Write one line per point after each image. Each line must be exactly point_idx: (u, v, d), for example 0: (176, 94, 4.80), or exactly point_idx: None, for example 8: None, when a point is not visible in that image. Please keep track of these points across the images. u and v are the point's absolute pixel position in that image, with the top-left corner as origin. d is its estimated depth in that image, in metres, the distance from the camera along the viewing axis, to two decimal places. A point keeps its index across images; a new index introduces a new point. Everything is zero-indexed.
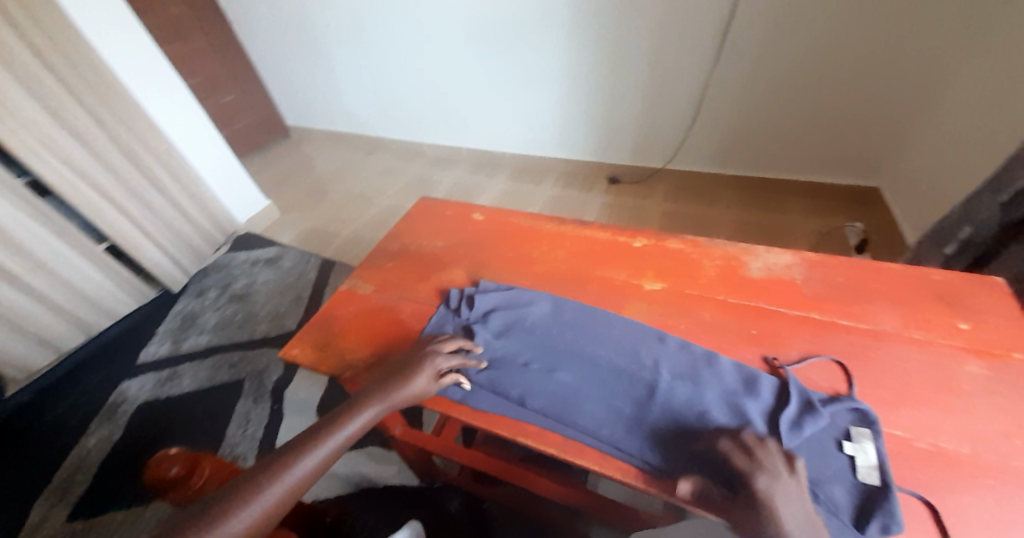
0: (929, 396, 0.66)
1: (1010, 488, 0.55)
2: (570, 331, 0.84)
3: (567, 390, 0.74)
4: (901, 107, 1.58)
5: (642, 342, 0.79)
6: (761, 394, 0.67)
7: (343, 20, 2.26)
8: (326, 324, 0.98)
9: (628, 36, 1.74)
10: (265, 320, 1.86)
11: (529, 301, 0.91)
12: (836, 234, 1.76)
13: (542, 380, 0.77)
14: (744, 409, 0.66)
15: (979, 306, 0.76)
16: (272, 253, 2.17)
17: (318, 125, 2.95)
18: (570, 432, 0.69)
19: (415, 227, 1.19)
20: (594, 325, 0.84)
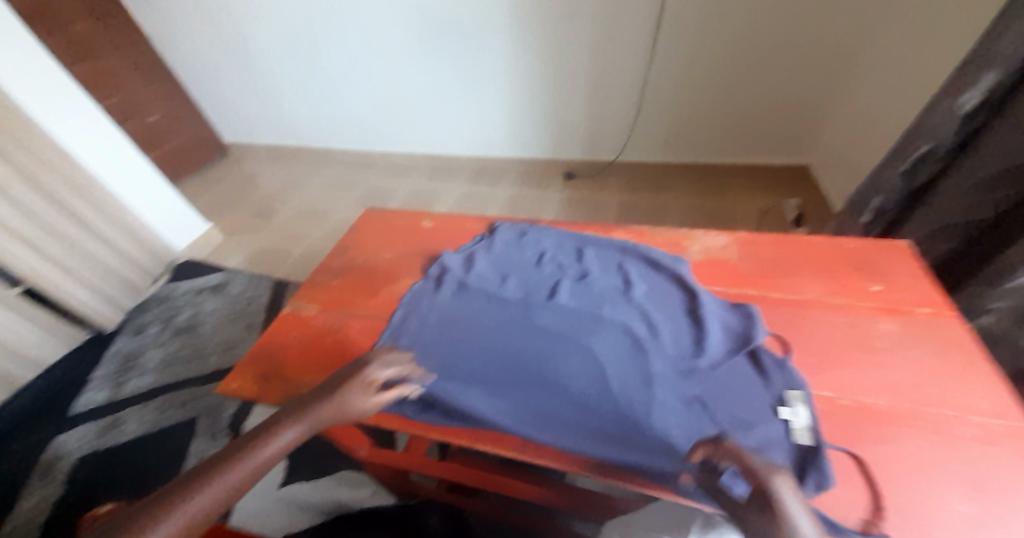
0: (850, 354, 0.55)
1: (927, 435, 0.47)
2: (532, 323, 0.67)
3: (508, 384, 0.59)
4: (825, 82, 1.62)
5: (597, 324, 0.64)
6: (709, 349, 0.58)
7: (271, 29, 2.14)
8: (272, 352, 0.71)
9: (568, 31, 1.71)
10: (215, 352, 1.69)
11: (502, 286, 0.73)
12: (775, 212, 1.79)
13: (489, 375, 0.61)
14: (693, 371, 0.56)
15: (887, 265, 0.65)
16: (217, 280, 1.99)
17: (258, 140, 2.77)
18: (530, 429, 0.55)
19: (377, 225, 0.94)
20: (553, 314, 0.67)
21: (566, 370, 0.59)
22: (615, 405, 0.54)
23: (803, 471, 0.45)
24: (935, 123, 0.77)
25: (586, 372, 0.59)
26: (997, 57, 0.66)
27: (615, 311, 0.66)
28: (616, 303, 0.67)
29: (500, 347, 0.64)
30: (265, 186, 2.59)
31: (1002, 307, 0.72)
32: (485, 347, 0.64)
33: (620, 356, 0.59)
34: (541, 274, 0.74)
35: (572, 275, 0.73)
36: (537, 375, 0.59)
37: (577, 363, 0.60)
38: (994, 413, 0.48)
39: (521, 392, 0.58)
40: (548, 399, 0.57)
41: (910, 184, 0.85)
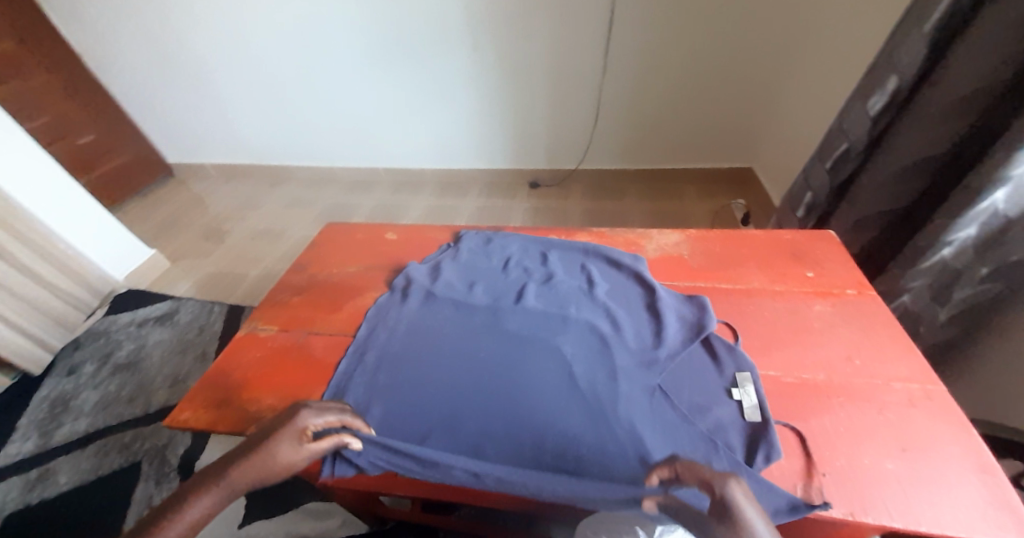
0: (790, 336, 0.60)
1: (857, 405, 0.51)
2: (499, 327, 0.67)
3: (480, 388, 0.59)
4: (759, 89, 1.77)
5: (562, 325, 0.66)
6: (668, 339, 0.61)
7: (219, 46, 2.08)
8: (225, 378, 0.67)
9: (522, 43, 1.78)
10: (164, 387, 1.58)
11: (469, 292, 0.74)
12: (726, 212, 1.90)
13: (460, 381, 0.60)
14: (655, 361, 0.59)
15: (819, 253, 0.71)
16: (164, 309, 1.87)
17: (206, 160, 2.65)
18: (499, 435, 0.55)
19: (337, 240, 0.92)
20: (519, 318, 0.68)
21: (537, 369, 0.60)
22: (585, 399, 0.55)
23: (754, 445, 0.49)
24: (851, 125, 0.86)
25: (557, 370, 0.59)
26: (898, 65, 0.75)
27: (580, 311, 0.67)
28: (581, 302, 0.69)
29: (470, 352, 0.64)
30: (214, 208, 2.47)
31: (919, 287, 0.80)
32: (455, 353, 0.64)
33: (588, 353, 0.61)
34: (507, 279, 0.75)
35: (537, 278, 0.75)
36: (509, 376, 0.60)
37: (547, 362, 0.61)
38: (911, 379, 0.53)
39: (493, 394, 0.58)
40: (521, 399, 0.57)
41: (834, 180, 0.93)
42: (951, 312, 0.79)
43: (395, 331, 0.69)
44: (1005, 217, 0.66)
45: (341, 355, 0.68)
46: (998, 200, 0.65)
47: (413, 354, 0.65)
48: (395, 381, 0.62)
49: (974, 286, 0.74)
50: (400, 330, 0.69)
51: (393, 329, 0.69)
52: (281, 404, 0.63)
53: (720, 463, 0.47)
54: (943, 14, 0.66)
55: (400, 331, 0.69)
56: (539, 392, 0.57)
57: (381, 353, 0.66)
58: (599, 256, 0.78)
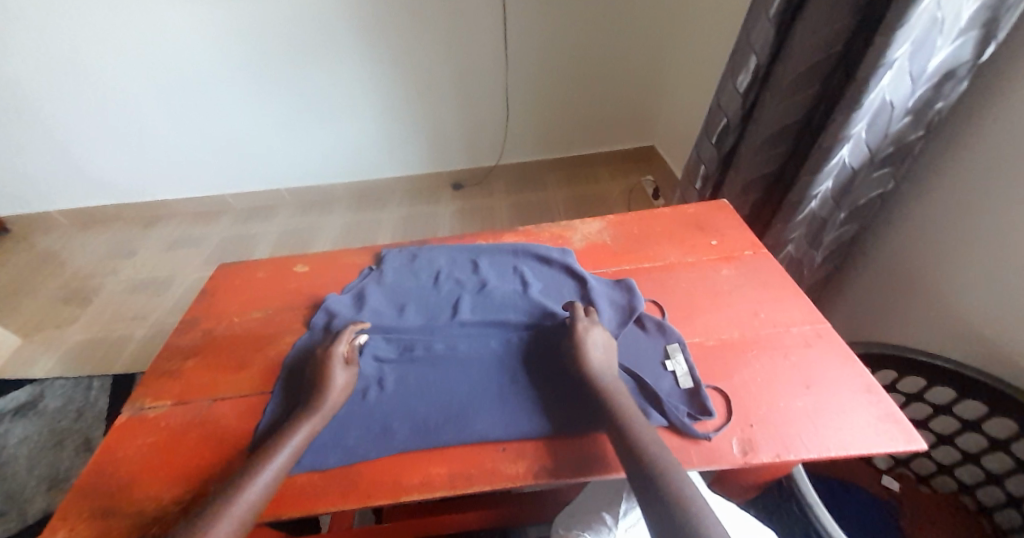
0: (707, 302, 0.65)
1: (767, 353, 0.57)
2: (438, 346, 0.63)
3: (427, 413, 0.55)
4: (646, 72, 1.92)
5: (502, 332, 0.64)
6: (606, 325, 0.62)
7: (50, 70, 1.76)
8: (108, 476, 0.55)
9: (417, 43, 1.74)
10: (38, 492, 1.29)
11: (401, 315, 0.69)
12: (637, 190, 2.02)
13: (402, 412, 0.56)
14: None
15: (717, 221, 0.78)
16: (23, 398, 1.53)
17: (54, 209, 2.21)
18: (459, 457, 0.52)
19: (237, 284, 0.82)
20: (458, 332, 0.65)
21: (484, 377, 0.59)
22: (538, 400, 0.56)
23: (694, 409, 0.52)
24: (726, 101, 0.95)
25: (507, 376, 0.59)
26: (754, 45, 0.84)
27: (517, 314, 0.66)
28: (516, 305, 0.68)
29: (413, 373, 0.60)
30: (74, 264, 2.07)
31: (798, 236, 0.91)
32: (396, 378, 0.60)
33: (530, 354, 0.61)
34: (439, 293, 0.72)
35: (471, 288, 0.72)
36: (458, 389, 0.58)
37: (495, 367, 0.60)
38: (807, 320, 0.60)
39: (445, 413, 0.55)
40: (476, 413, 0.55)
41: (720, 152, 1.03)
42: (824, 252, 0.92)
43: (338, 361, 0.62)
44: (850, 169, 0.78)
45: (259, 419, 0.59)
46: (844, 154, 0.76)
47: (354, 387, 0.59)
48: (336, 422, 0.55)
49: (836, 228, 0.88)
50: None
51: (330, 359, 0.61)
52: (185, 490, 0.53)
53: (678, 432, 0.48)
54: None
55: None
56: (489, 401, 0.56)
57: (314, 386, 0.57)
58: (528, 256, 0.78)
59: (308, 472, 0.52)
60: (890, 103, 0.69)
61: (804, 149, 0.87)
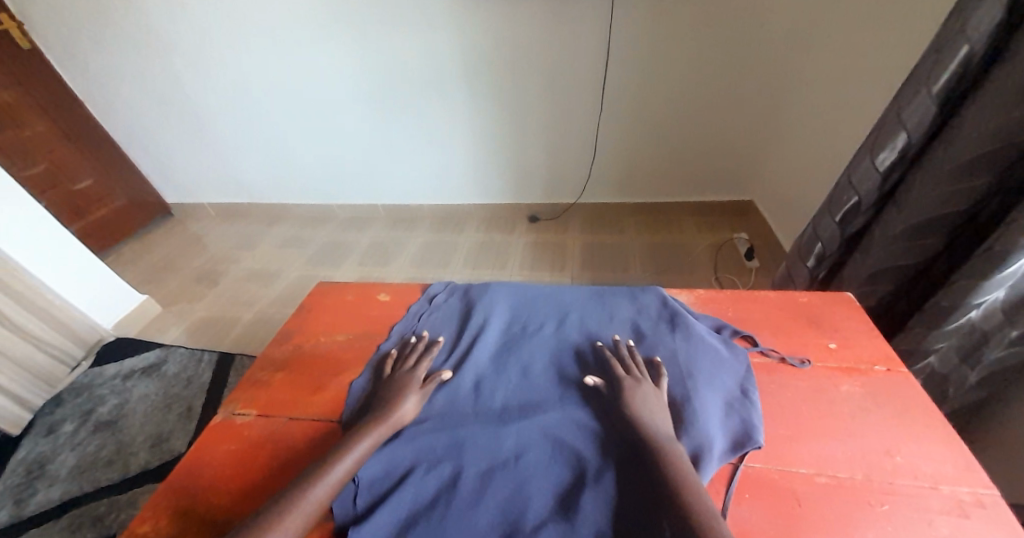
0: (815, 422, 0.55)
1: (905, 511, 0.45)
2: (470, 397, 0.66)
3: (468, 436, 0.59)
4: (753, 128, 1.79)
5: (531, 388, 0.65)
6: None
7: (219, 89, 2.12)
8: (193, 477, 0.60)
9: (520, 82, 1.81)
10: (144, 447, 1.46)
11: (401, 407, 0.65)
12: (729, 247, 1.86)
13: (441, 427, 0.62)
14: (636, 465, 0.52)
15: (839, 321, 0.68)
16: (151, 360, 1.78)
17: (204, 201, 2.64)
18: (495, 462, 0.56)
19: (329, 305, 0.90)
20: (501, 365, 0.70)
21: (481, 442, 0.58)
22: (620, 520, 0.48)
23: (740, 431, 0.54)
24: (858, 179, 0.83)
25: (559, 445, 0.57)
26: (906, 122, 0.73)
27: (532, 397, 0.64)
28: (540, 381, 0.66)
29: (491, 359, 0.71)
30: (211, 248, 2.44)
31: (945, 347, 0.75)
32: (439, 438, 0.60)
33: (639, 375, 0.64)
34: (432, 412, 0.64)
35: (480, 384, 0.67)
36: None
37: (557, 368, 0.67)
38: (960, 478, 0.47)
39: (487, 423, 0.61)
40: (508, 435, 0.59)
41: (844, 232, 0.90)
42: (981, 373, 0.75)
43: (429, 299, 0.87)
44: None
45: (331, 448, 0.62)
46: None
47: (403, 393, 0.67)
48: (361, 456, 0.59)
49: (1004, 347, 0.71)
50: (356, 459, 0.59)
51: (433, 304, 0.85)
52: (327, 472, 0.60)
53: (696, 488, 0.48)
54: (952, 70, 0.65)
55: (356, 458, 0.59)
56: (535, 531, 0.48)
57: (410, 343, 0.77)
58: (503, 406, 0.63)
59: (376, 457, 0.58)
60: None
61: (964, 245, 0.72)
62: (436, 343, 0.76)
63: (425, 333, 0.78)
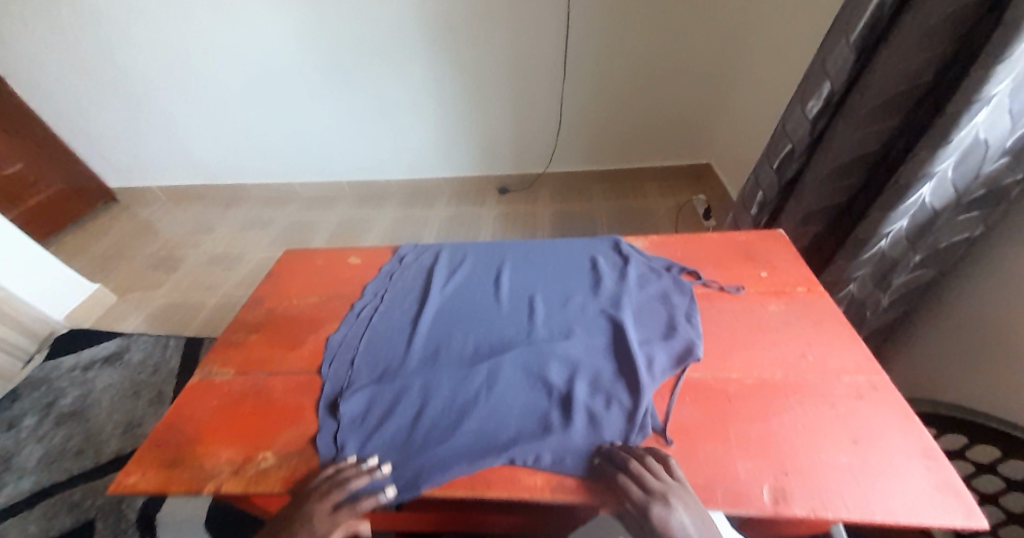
0: (748, 337, 0.63)
1: (812, 399, 0.53)
2: (443, 342, 0.70)
3: (442, 376, 0.64)
4: (706, 90, 1.86)
5: (499, 330, 0.71)
6: (600, 358, 0.63)
7: (160, 62, 1.99)
8: (177, 432, 0.62)
9: (482, 50, 1.80)
10: (116, 433, 1.43)
11: (381, 355, 0.70)
12: (687, 208, 1.95)
13: (417, 370, 0.66)
14: (594, 387, 0.59)
15: (770, 254, 0.76)
16: (112, 348, 1.71)
17: (153, 186, 2.50)
18: (469, 395, 0.61)
19: (299, 270, 0.91)
20: (471, 313, 0.75)
21: (455, 380, 0.63)
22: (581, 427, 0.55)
23: (682, 350, 0.62)
24: (791, 128, 0.91)
25: (526, 376, 0.62)
26: (829, 71, 0.80)
27: (500, 338, 0.69)
28: (507, 324, 0.71)
29: (462, 309, 0.76)
30: (165, 233, 2.33)
31: (862, 276, 0.85)
32: (416, 379, 0.64)
33: (597, 313, 0.70)
34: (408, 357, 0.68)
35: (451, 331, 0.72)
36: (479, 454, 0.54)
37: (524, 313, 0.73)
38: (858, 369, 0.56)
39: (459, 363, 0.66)
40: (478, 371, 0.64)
41: (781, 179, 0.99)
42: (891, 295, 0.85)
43: (398, 260, 0.90)
44: (930, 210, 0.72)
45: (316, 392, 0.65)
46: (925, 194, 0.70)
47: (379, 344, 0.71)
48: (344, 400, 0.62)
49: (908, 271, 0.81)
50: (340, 400, 0.63)
51: (403, 264, 0.88)
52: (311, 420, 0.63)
53: (645, 404, 0.55)
54: (865, 20, 0.72)
55: (340, 399, 0.63)
56: (508, 444, 0.54)
57: (382, 300, 0.80)
58: (473, 348, 0.68)
59: (357, 399, 0.62)
60: (985, 141, 0.63)
61: (877, 184, 0.82)
62: (409, 299, 0.80)
63: (397, 290, 0.82)
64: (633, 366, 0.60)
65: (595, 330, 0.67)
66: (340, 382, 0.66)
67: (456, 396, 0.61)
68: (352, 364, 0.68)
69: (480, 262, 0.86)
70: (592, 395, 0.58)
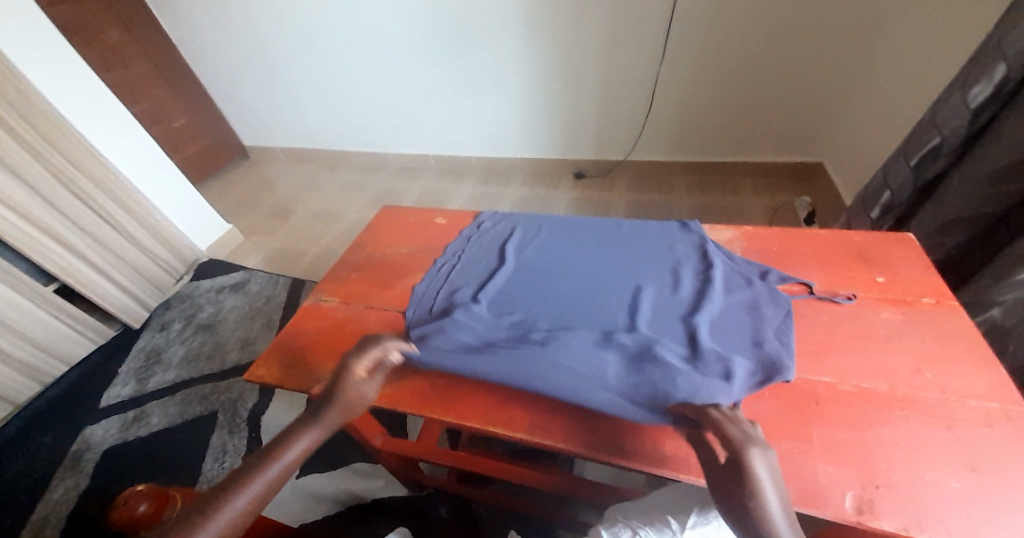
0: (850, 342, 0.57)
1: (923, 417, 0.48)
2: (509, 307, 0.72)
3: (505, 337, 0.66)
4: (834, 79, 1.60)
5: (565, 302, 0.70)
6: (669, 346, 0.59)
7: (289, 35, 2.21)
8: (293, 340, 0.75)
9: (581, 31, 1.72)
10: (235, 348, 1.71)
11: (453, 307, 0.74)
12: (787, 210, 1.77)
13: (482, 327, 0.69)
14: (657, 371, 0.56)
15: (891, 258, 0.68)
16: (237, 278, 2.02)
17: (275, 145, 2.85)
18: (528, 359, 0.62)
19: (394, 223, 1.00)
20: (541, 284, 0.75)
21: (516, 342, 0.64)
22: (637, 410, 0.53)
23: (767, 358, 0.56)
24: (946, 118, 0.79)
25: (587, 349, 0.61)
26: (1007, 52, 0.68)
27: (566, 311, 0.69)
28: (575, 298, 0.71)
29: (531, 279, 0.77)
30: (282, 187, 2.66)
31: (1012, 300, 0.72)
32: (480, 336, 0.67)
33: (670, 306, 0.66)
34: (475, 314, 0.71)
35: (519, 298, 0.73)
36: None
37: (594, 292, 0.71)
38: (987, 396, 0.49)
39: (523, 328, 0.67)
40: (539, 338, 0.64)
41: (919, 179, 0.87)
42: None
43: (477, 226, 0.93)
44: None
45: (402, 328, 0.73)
46: None
47: (452, 300, 0.75)
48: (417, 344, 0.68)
49: None
50: (414, 342, 0.69)
51: (481, 230, 0.92)
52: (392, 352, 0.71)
53: (711, 396, 0.51)
54: None
55: (414, 341, 0.69)
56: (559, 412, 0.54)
57: (459, 261, 0.84)
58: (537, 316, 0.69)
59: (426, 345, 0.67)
60: None
61: None
62: (484, 264, 0.83)
63: (475, 253, 0.86)
64: (703, 360, 0.56)
65: (667, 319, 0.64)
66: (417, 325, 0.72)
67: (515, 357, 0.62)
68: (430, 312, 0.74)
69: (556, 238, 0.86)
70: (654, 379, 0.56)
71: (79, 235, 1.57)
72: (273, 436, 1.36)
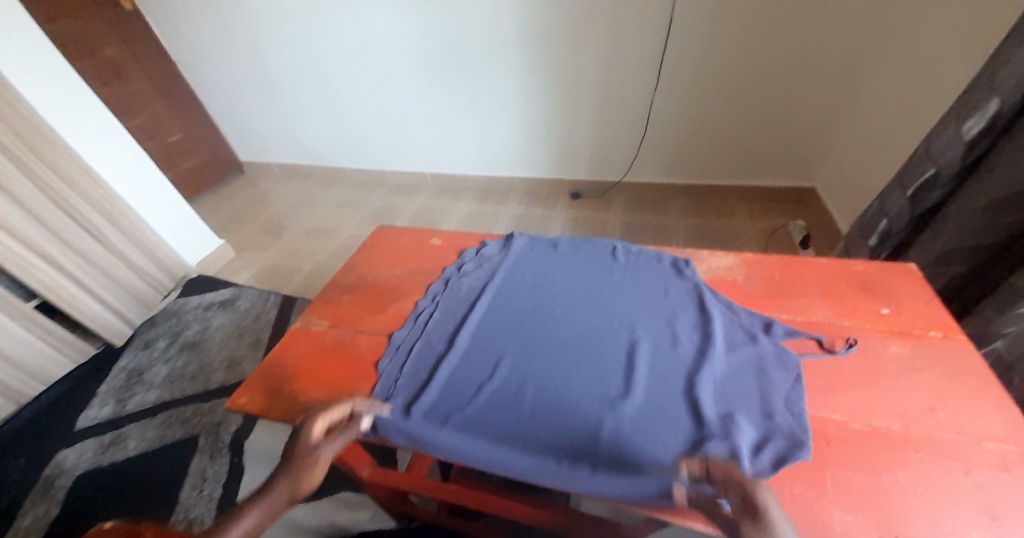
0: (859, 377, 0.55)
1: (939, 460, 0.46)
2: (490, 366, 0.65)
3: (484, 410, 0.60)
4: (825, 107, 1.65)
5: (552, 363, 0.63)
6: (668, 424, 0.54)
7: (289, 54, 2.23)
8: (279, 365, 0.72)
9: (579, 55, 1.75)
10: (220, 368, 1.65)
11: (430, 365, 0.67)
12: (782, 234, 1.78)
13: (460, 396, 0.62)
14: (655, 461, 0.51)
15: (896, 289, 0.67)
16: (227, 295, 1.97)
17: (271, 161, 2.84)
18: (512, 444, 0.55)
19: (388, 244, 0.98)
20: (524, 337, 0.68)
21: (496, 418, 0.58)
22: None
23: (780, 431, 0.50)
24: (940, 148, 0.80)
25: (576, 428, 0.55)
26: (999, 86, 0.68)
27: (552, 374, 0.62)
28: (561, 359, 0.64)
29: (513, 331, 0.70)
30: (277, 203, 2.64)
31: (1016, 332, 0.72)
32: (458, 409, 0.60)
33: (669, 366, 0.60)
34: (453, 378, 0.64)
35: (501, 356, 0.66)
36: None
37: (583, 350, 0.65)
38: (1005, 437, 0.47)
39: (504, 397, 0.60)
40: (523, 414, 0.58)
41: (916, 209, 0.87)
42: None
43: (459, 266, 0.87)
44: None
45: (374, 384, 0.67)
46: None
47: (429, 354, 0.69)
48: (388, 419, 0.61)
49: None
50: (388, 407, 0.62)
51: (465, 265, 0.87)
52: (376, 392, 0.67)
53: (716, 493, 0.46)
54: None
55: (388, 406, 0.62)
56: None
57: (437, 307, 0.77)
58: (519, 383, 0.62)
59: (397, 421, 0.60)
60: None
61: None
62: (462, 309, 0.76)
63: (455, 294, 0.79)
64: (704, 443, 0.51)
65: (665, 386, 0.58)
66: (390, 386, 0.65)
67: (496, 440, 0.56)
68: (403, 369, 0.67)
69: (541, 278, 0.80)
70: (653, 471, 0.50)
71: (66, 251, 1.54)
72: (255, 461, 1.30)
